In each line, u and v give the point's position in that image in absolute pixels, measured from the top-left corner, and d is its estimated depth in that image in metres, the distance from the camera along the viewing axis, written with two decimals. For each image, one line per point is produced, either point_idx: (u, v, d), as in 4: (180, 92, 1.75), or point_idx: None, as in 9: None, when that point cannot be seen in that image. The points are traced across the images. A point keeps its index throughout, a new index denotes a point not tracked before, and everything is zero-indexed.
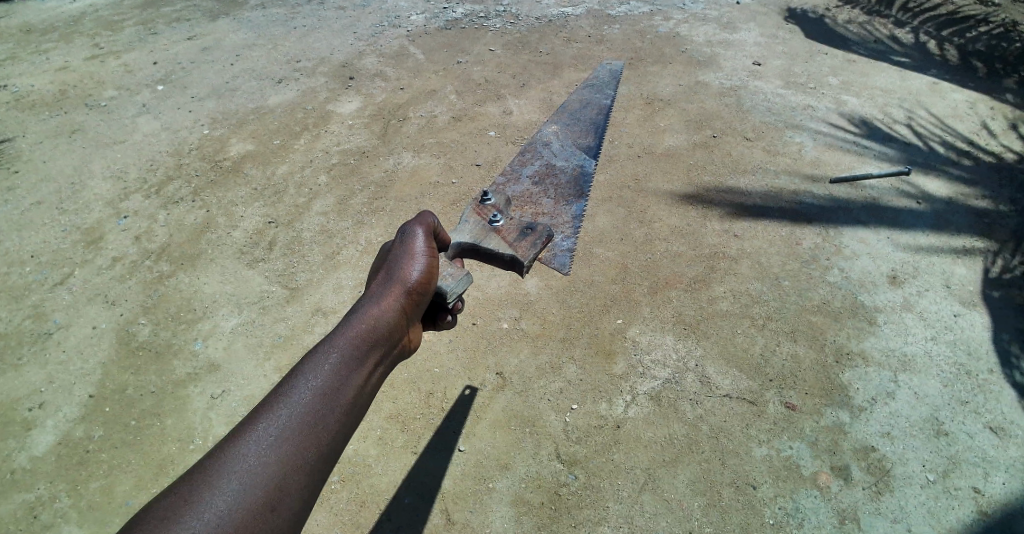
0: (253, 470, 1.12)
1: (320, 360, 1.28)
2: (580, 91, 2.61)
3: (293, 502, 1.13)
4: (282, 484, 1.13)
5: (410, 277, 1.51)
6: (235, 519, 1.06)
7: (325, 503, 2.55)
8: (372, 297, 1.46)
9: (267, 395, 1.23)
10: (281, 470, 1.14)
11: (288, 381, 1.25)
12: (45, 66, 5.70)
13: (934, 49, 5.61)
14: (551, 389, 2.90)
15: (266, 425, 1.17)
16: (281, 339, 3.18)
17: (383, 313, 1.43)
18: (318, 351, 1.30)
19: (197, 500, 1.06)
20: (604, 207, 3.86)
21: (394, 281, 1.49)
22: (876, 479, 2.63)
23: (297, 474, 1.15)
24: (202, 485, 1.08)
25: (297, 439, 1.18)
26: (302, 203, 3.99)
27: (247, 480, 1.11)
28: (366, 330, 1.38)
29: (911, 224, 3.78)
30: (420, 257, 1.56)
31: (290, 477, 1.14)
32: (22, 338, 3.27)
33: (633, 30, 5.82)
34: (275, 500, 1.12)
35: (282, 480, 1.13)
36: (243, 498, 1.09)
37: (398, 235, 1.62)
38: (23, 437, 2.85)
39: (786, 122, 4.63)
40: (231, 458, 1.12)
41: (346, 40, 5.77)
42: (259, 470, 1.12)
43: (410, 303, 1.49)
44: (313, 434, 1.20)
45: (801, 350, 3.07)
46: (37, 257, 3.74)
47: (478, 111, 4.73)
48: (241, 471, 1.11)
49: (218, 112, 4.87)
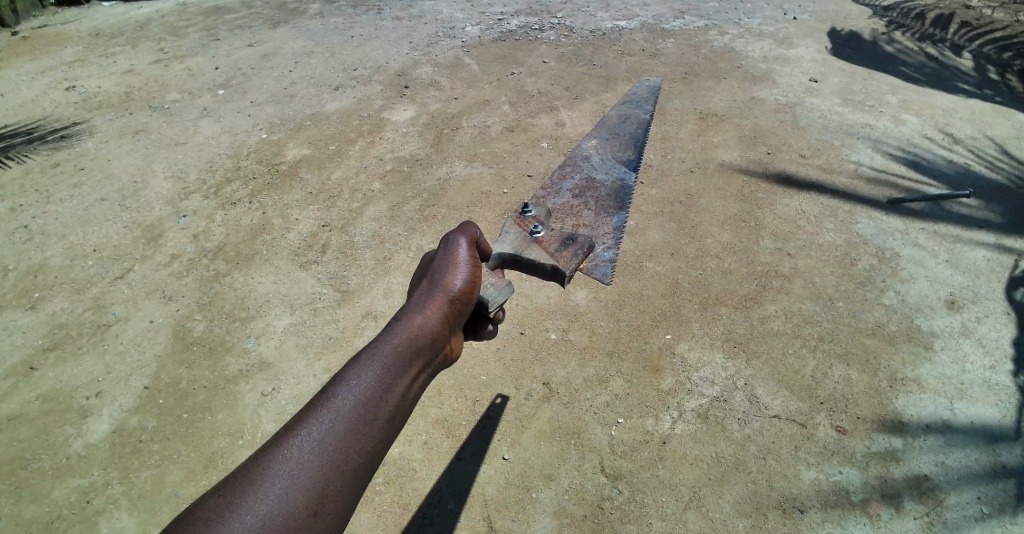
0: (298, 475, 1.15)
1: (365, 367, 1.30)
2: (618, 107, 2.57)
3: (334, 507, 1.16)
4: (325, 487, 1.16)
5: (454, 286, 1.53)
6: (281, 521, 1.10)
7: (369, 504, 2.58)
8: (417, 304, 1.48)
9: (312, 400, 1.27)
10: (324, 474, 1.17)
11: (332, 386, 1.28)
12: (112, 69, 5.97)
13: (992, 73, 5.44)
14: (598, 402, 2.89)
15: (310, 430, 1.20)
16: (331, 340, 3.25)
17: (426, 320, 1.45)
18: (363, 358, 1.32)
19: (241, 502, 1.10)
20: (655, 221, 3.85)
21: (439, 289, 1.51)
22: (928, 509, 2.53)
23: (340, 479, 1.18)
24: (247, 487, 1.12)
25: (340, 444, 1.21)
26: (355, 208, 4.08)
27: (289, 484, 1.14)
28: (412, 338, 1.40)
29: (971, 249, 3.66)
30: (464, 265, 1.57)
31: (332, 483, 1.17)
32: (83, 329, 3.42)
33: (687, 44, 5.80)
34: (317, 505, 1.15)
35: (326, 483, 1.16)
36: (285, 502, 1.12)
37: (442, 242, 1.63)
38: (80, 424, 2.97)
39: (842, 140, 4.54)
40: (275, 462, 1.16)
41: (402, 49, 5.90)
42: (304, 473, 1.16)
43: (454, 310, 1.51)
44: (355, 440, 1.22)
45: (854, 374, 2.99)
46: (99, 251, 3.91)
47: (531, 122, 4.78)
48: (284, 473, 1.15)
49: (277, 117, 5.03)
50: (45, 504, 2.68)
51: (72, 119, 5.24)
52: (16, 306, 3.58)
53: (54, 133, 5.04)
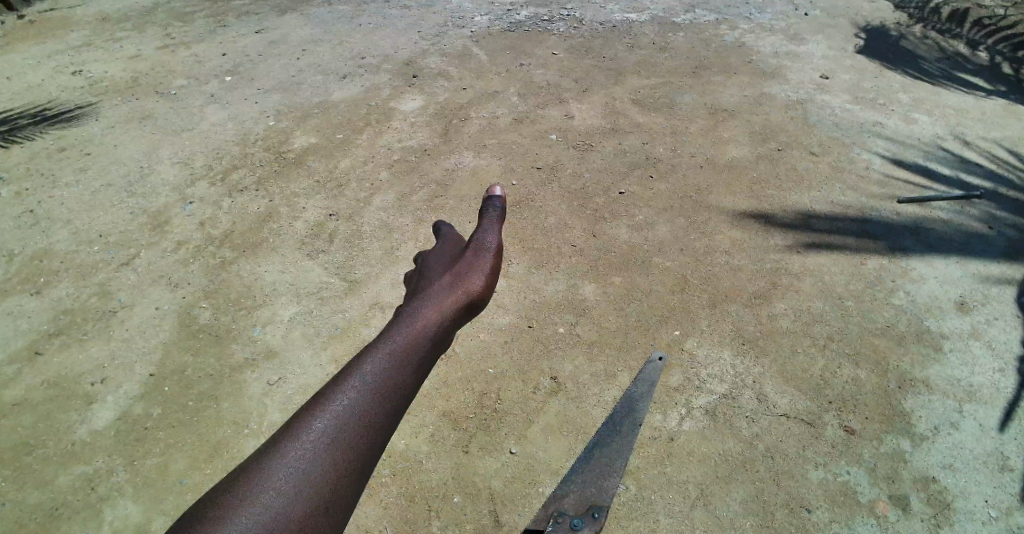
0: (341, 419, 1.37)
1: (392, 340, 1.59)
2: None
3: (374, 439, 1.37)
4: (368, 424, 1.38)
5: (472, 284, 2.00)
6: (328, 453, 1.30)
7: (374, 496, 2.57)
8: (432, 301, 1.84)
9: (349, 365, 1.53)
10: (363, 416, 1.39)
11: (367, 353, 1.54)
12: (118, 54, 5.94)
13: (1007, 70, 5.38)
14: (604, 398, 2.88)
15: (349, 386, 1.44)
16: (338, 330, 3.24)
17: (439, 311, 1.79)
18: (389, 334, 1.62)
19: (295, 443, 1.32)
20: (664, 216, 3.84)
21: (458, 286, 1.96)
22: (936, 511, 2.49)
23: (377, 420, 1.40)
24: (297, 434, 1.34)
25: (378, 393, 1.43)
26: (362, 197, 4.06)
27: (335, 424, 1.36)
28: (425, 327, 1.70)
29: (981, 250, 3.62)
30: (478, 272, 2.07)
31: (374, 419, 1.40)
32: (88, 315, 3.41)
33: (697, 39, 5.74)
34: (360, 436, 1.36)
35: (366, 424, 1.38)
36: (332, 437, 1.34)
37: (467, 249, 2.22)
38: (85, 410, 2.96)
39: (854, 138, 4.50)
40: (322, 410, 1.39)
41: (410, 38, 5.86)
42: (348, 414, 1.38)
43: (459, 312, 1.84)
44: (391, 388, 1.46)
45: (863, 373, 2.97)
46: (105, 237, 3.89)
47: (539, 114, 4.74)
48: (330, 417, 1.37)
49: (283, 105, 5.00)
50: (49, 491, 2.65)
51: (78, 103, 5.22)
52: (22, 290, 3.57)
53: (59, 119, 5.01)
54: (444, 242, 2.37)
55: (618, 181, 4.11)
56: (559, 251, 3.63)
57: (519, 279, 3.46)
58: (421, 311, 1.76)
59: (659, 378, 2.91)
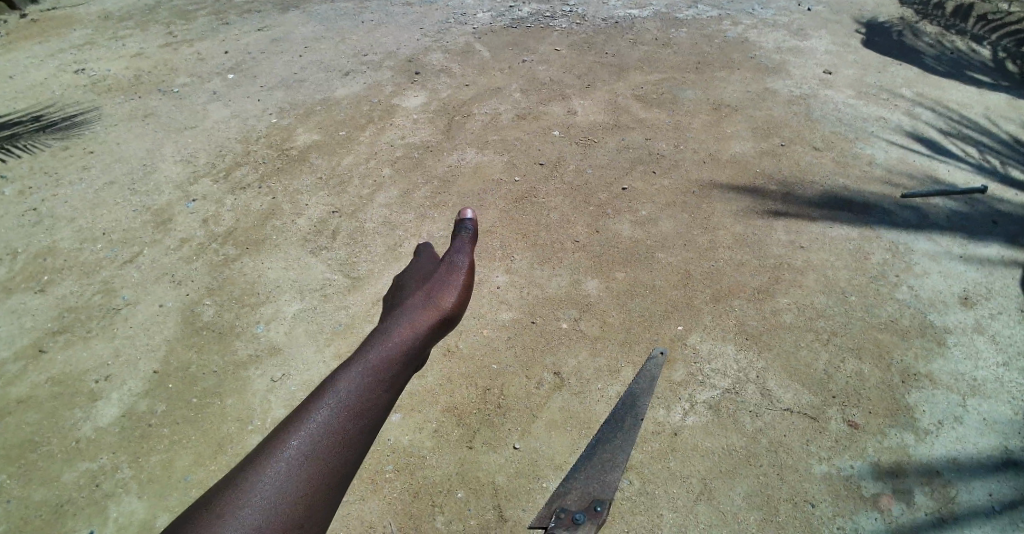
0: (312, 439, 1.48)
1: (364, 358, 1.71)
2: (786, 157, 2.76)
3: (345, 456, 1.50)
4: (340, 443, 1.50)
5: (446, 301, 2.12)
6: (302, 471, 1.42)
7: (378, 491, 2.58)
8: (405, 317, 1.96)
9: (323, 384, 1.64)
10: (335, 435, 1.50)
11: (339, 373, 1.66)
12: (121, 52, 5.94)
13: (1011, 65, 5.35)
14: (607, 393, 2.88)
15: (322, 405, 1.56)
16: (341, 327, 3.25)
17: (412, 329, 1.91)
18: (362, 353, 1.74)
19: (270, 462, 1.43)
20: (667, 211, 3.84)
21: (432, 303, 2.09)
22: (940, 505, 2.49)
23: (347, 438, 1.52)
24: (272, 452, 1.46)
25: (349, 412, 1.55)
26: (366, 194, 4.06)
27: (308, 443, 1.48)
28: (397, 344, 1.82)
29: (985, 245, 3.61)
30: (452, 288, 2.20)
31: (344, 437, 1.51)
32: (92, 313, 3.42)
33: (700, 34, 5.73)
34: (332, 455, 1.48)
35: (338, 443, 1.50)
36: (305, 456, 1.46)
37: (442, 265, 2.34)
38: (90, 407, 2.97)
39: (857, 133, 4.49)
40: (297, 430, 1.50)
41: (413, 35, 5.86)
42: (320, 433, 1.50)
43: (435, 327, 1.98)
44: (363, 406, 1.58)
45: (866, 368, 2.97)
46: (109, 235, 3.90)
47: (542, 110, 4.74)
48: (304, 437, 1.49)
49: (286, 102, 5.00)
50: (55, 487, 2.66)
51: (79, 106, 5.17)
52: (26, 288, 3.58)
53: (63, 125, 4.93)
54: (422, 261, 2.50)
55: (621, 176, 4.11)
56: (561, 247, 3.63)
57: (522, 275, 3.47)
58: (395, 330, 1.89)
59: (659, 362, 2.97)
